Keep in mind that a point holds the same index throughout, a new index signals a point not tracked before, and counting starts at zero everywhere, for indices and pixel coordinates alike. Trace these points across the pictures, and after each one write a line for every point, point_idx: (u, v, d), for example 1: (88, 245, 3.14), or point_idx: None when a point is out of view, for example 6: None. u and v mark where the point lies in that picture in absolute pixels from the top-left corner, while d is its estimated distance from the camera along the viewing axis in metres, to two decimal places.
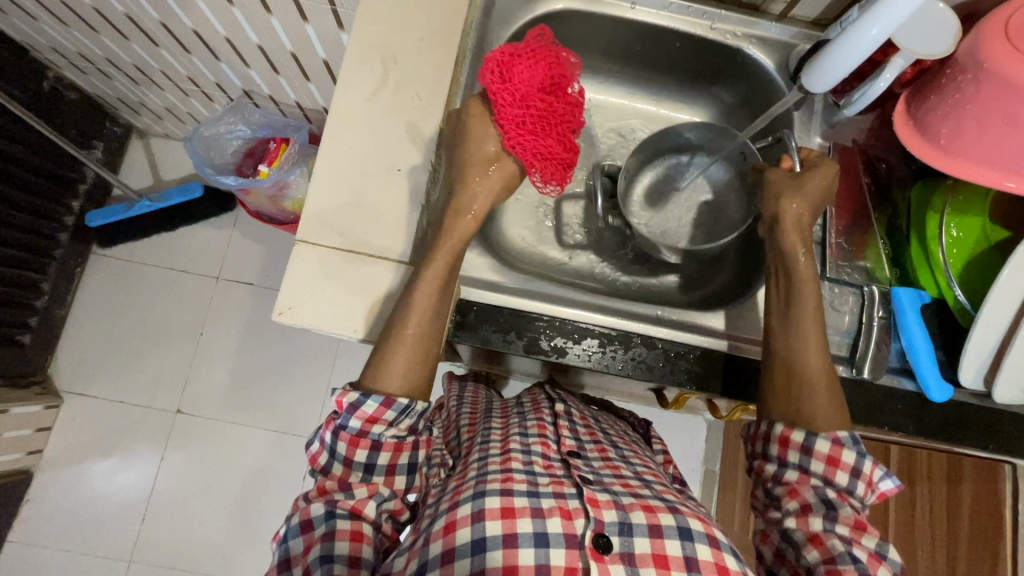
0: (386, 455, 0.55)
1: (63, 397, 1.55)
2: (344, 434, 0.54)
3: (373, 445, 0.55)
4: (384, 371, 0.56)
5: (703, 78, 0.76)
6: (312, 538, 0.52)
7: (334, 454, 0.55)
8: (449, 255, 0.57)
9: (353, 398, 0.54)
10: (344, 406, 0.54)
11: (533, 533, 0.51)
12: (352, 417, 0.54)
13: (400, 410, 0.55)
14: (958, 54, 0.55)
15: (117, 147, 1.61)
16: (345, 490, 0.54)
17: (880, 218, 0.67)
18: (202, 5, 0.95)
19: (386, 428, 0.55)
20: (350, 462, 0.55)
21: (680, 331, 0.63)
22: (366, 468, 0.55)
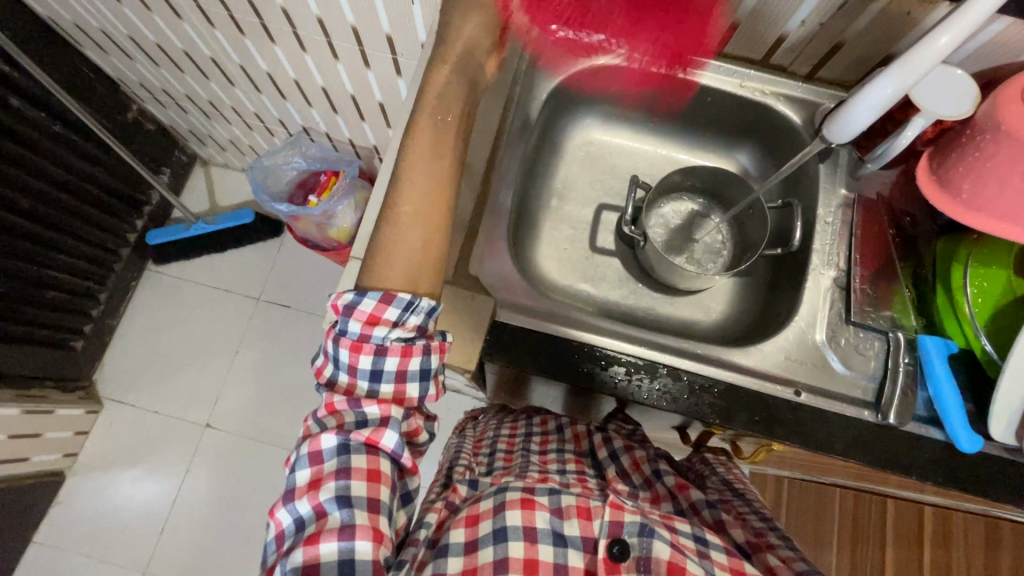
0: (393, 360, 0.54)
1: (103, 403, 1.62)
2: (347, 340, 0.54)
3: (375, 349, 0.54)
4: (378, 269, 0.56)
5: (731, 131, 0.80)
6: (324, 472, 0.52)
7: (338, 364, 0.55)
8: (427, 133, 0.59)
9: (348, 301, 0.54)
10: (340, 309, 0.54)
11: (550, 530, 0.56)
12: (352, 320, 0.54)
13: (404, 305, 0.54)
14: (976, 117, 0.59)
15: (181, 173, 1.75)
16: (355, 410, 0.55)
17: (905, 268, 0.69)
18: (278, 50, 1.06)
19: (390, 330, 0.54)
20: (355, 370, 0.55)
21: (703, 364, 0.65)
22: (372, 375, 0.55)
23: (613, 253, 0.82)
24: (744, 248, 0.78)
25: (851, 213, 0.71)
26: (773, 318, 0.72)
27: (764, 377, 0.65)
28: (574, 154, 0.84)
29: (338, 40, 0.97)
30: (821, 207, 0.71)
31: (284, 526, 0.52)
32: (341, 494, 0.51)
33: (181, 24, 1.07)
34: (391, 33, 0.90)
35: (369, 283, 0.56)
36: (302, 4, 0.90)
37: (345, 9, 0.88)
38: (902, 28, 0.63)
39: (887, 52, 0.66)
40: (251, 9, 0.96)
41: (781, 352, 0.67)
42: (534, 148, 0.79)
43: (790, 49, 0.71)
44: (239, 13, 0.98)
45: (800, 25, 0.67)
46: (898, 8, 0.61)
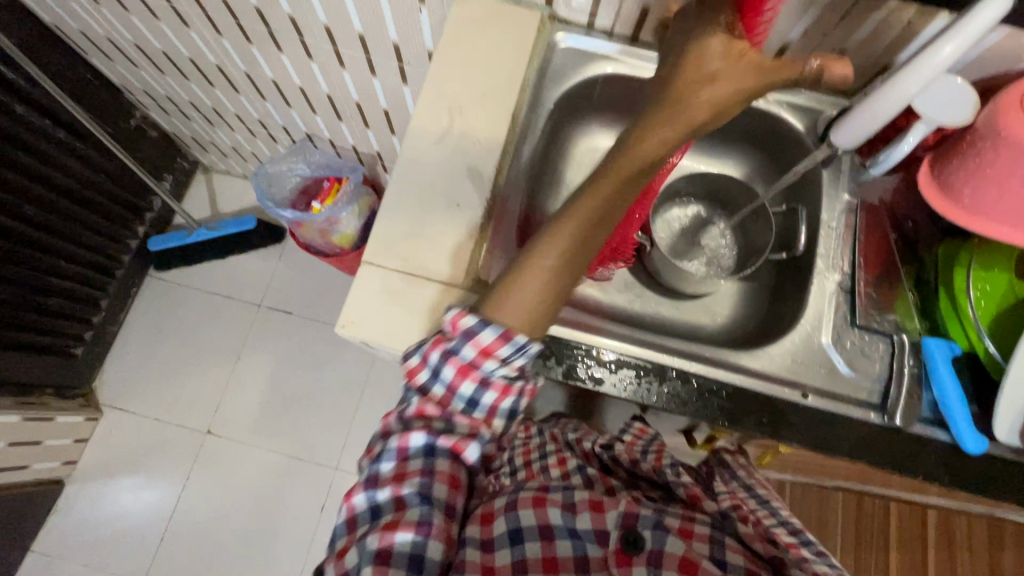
0: (493, 394, 0.55)
1: (103, 410, 1.61)
2: (455, 360, 0.53)
3: (482, 377, 0.54)
4: (506, 309, 0.53)
5: (734, 137, 0.82)
6: (408, 468, 0.55)
7: (435, 375, 0.55)
8: (619, 176, 0.52)
9: (467, 324, 0.53)
10: (460, 328, 0.53)
11: (563, 526, 0.57)
12: (465, 344, 0.53)
13: (517, 347, 0.53)
14: (976, 124, 0.60)
15: (183, 180, 1.76)
16: (445, 419, 0.56)
17: (907, 271, 0.70)
18: (285, 59, 1.07)
19: (499, 364, 0.53)
20: (452, 387, 0.55)
21: (711, 367, 0.66)
22: (468, 402, 0.56)
23: None
24: (749, 252, 0.79)
25: (854, 218, 0.72)
26: (778, 324, 0.73)
27: (772, 380, 0.66)
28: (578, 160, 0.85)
29: (345, 48, 0.98)
30: (825, 211, 0.72)
31: (360, 507, 0.56)
32: (423, 496, 0.55)
33: (188, 32, 1.08)
34: (398, 42, 0.92)
35: (490, 316, 0.53)
36: (310, 12, 0.91)
37: (354, 17, 0.89)
38: (903, 37, 0.64)
39: (889, 60, 0.68)
40: (259, 18, 0.97)
41: (788, 355, 0.67)
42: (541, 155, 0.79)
43: (793, 57, 0.72)
44: (246, 21, 0.99)
45: (803, 34, 0.68)
46: (900, 18, 0.62)
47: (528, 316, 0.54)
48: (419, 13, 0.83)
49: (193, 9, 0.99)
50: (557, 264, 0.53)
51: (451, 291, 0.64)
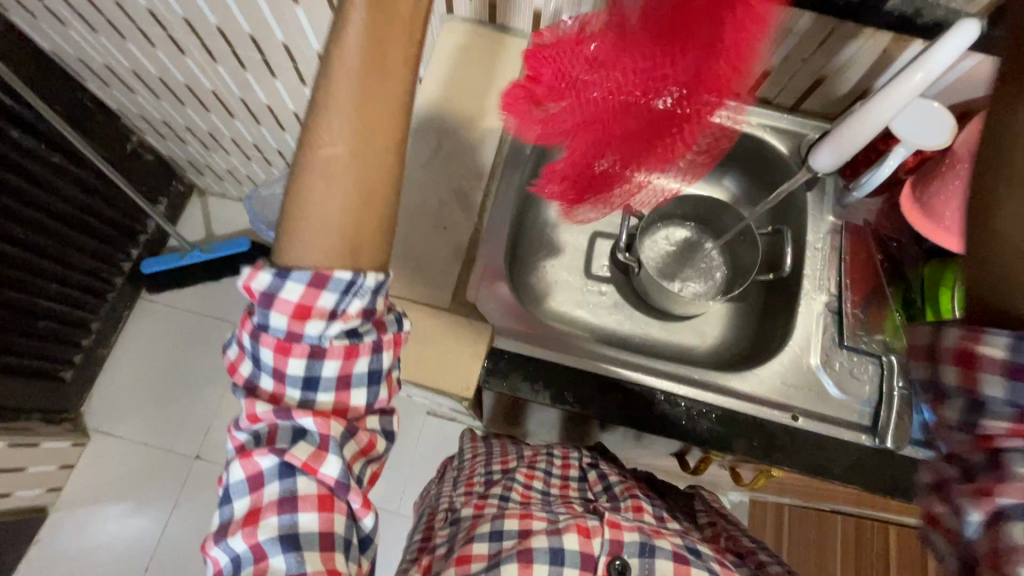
0: (334, 362, 0.42)
1: (90, 436, 1.58)
2: (268, 339, 0.41)
3: (309, 349, 0.42)
4: (298, 241, 0.40)
5: (720, 161, 0.83)
6: (259, 499, 0.42)
7: (259, 363, 0.43)
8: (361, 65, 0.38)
9: (262, 282, 0.40)
10: (256, 295, 0.40)
11: (548, 549, 0.55)
12: (270, 313, 0.40)
13: (341, 287, 0.40)
14: (955, 147, 0.62)
15: (178, 203, 1.76)
16: (281, 418, 0.43)
17: (894, 292, 0.70)
18: (279, 85, 1.10)
19: (326, 323, 0.41)
20: (281, 372, 0.43)
21: (700, 390, 0.65)
22: (306, 381, 0.43)
23: (608, 279, 0.83)
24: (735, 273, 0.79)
25: (839, 239, 0.72)
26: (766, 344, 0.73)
27: (762, 403, 0.65)
28: None
29: None
30: (810, 232, 0.73)
31: (220, 567, 0.42)
32: (286, 533, 0.42)
33: (184, 59, 1.10)
34: None
35: (288, 263, 0.41)
36: (303, 40, 0.93)
37: None
38: (880, 63, 0.66)
39: (868, 85, 0.69)
40: (253, 45, 0.98)
41: (779, 378, 0.67)
42: None
43: (775, 82, 0.73)
44: (241, 48, 1.01)
45: (783, 60, 0.69)
46: (877, 45, 0.63)
47: (333, 242, 0.40)
48: None
49: (189, 37, 1.01)
50: (357, 168, 0.39)
51: (435, 316, 0.64)
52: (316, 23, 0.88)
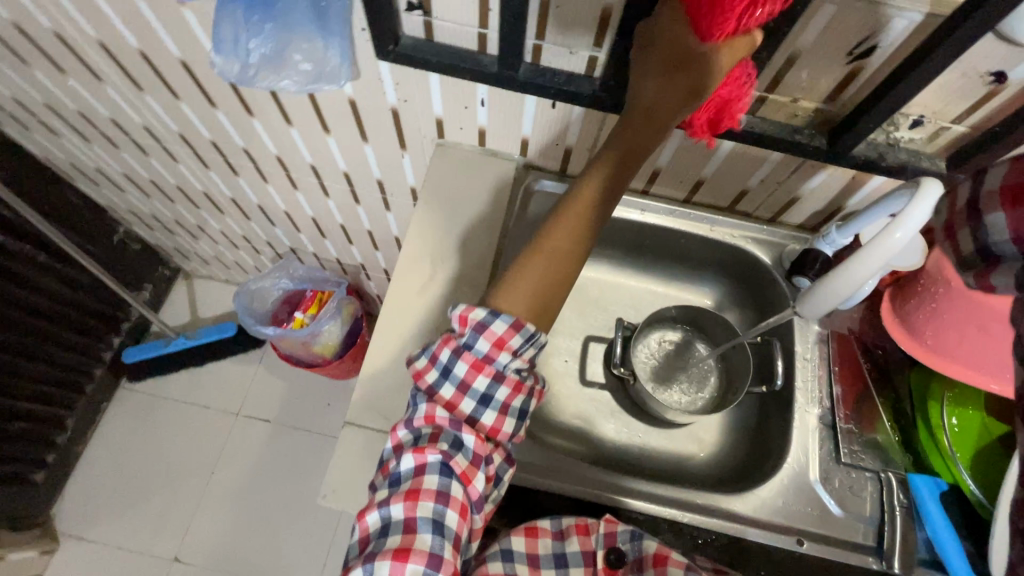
0: (504, 391, 0.56)
1: (60, 540, 1.49)
2: (468, 356, 0.55)
3: (493, 374, 0.55)
4: (514, 299, 0.57)
5: (705, 266, 0.86)
6: (426, 474, 0.52)
7: (447, 375, 0.55)
8: (608, 171, 0.58)
9: (478, 316, 0.55)
10: (469, 324, 0.55)
11: (552, 554, 0.58)
12: (479, 336, 0.55)
13: (527, 336, 0.56)
14: (926, 268, 0.64)
15: (164, 287, 1.75)
16: (455, 426, 0.54)
17: (884, 401, 0.72)
18: (271, 188, 1.12)
19: (509, 359, 0.55)
20: (465, 385, 0.55)
21: (704, 516, 0.64)
22: (481, 399, 0.55)
23: (604, 386, 0.83)
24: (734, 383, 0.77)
25: (827, 348, 0.74)
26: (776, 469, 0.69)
27: (766, 527, 0.65)
28: None
29: (329, 180, 1.02)
30: (799, 342, 0.74)
31: (370, 527, 0.51)
32: (437, 518, 0.50)
33: (177, 166, 1.11)
34: (380, 177, 0.96)
35: (500, 307, 0.57)
36: (296, 153, 0.96)
37: (338, 158, 0.93)
38: (852, 186, 0.69)
39: (838, 204, 0.73)
40: (247, 156, 1.01)
41: (782, 497, 0.67)
42: None
43: (752, 199, 0.77)
44: (235, 159, 1.03)
45: (761, 181, 0.73)
46: (844, 174, 0.67)
47: (532, 303, 0.57)
48: (401, 158, 0.88)
49: (183, 148, 1.03)
50: (562, 251, 0.58)
51: None
52: (309, 140, 0.90)
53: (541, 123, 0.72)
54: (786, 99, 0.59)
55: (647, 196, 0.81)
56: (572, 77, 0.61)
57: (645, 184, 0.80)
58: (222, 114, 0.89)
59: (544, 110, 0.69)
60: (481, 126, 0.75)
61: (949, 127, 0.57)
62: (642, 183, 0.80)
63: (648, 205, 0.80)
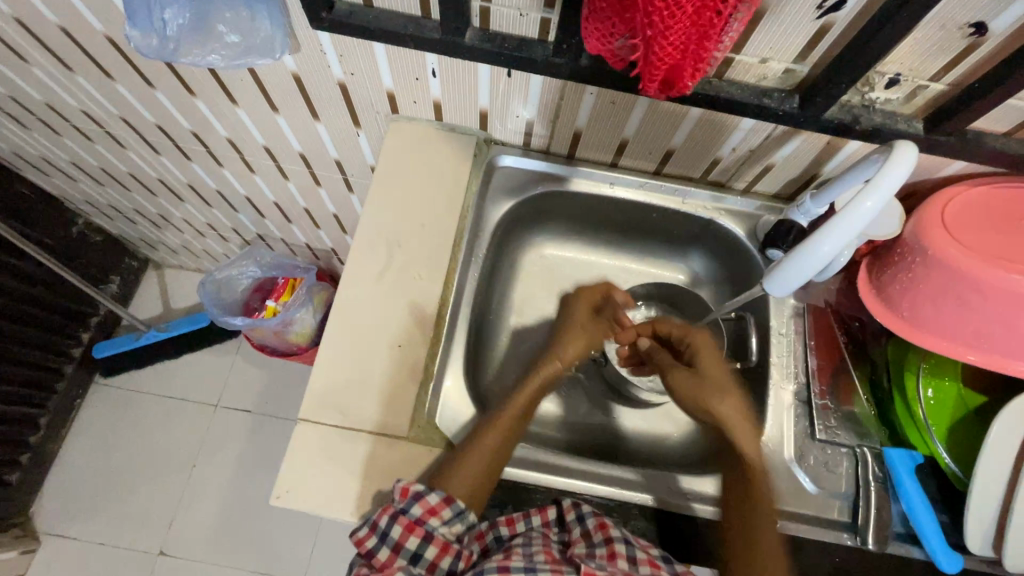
0: (433, 550, 0.55)
1: (41, 539, 1.47)
2: (403, 520, 0.54)
3: (425, 535, 0.55)
4: (455, 475, 0.57)
5: (679, 241, 0.83)
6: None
7: (383, 539, 0.54)
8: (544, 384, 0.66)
9: (415, 487, 0.56)
10: (408, 494, 0.55)
11: None
12: (414, 503, 0.55)
13: (456, 511, 0.56)
14: (905, 235, 0.61)
15: (132, 279, 1.69)
16: None
17: (861, 374, 0.70)
18: (228, 173, 1.06)
19: (440, 525, 0.55)
20: (398, 548, 0.54)
21: (675, 500, 0.63)
22: (412, 558, 0.54)
23: (576, 369, 0.80)
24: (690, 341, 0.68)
25: (803, 322, 0.72)
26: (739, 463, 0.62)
27: None
28: (529, 270, 0.85)
29: (286, 162, 0.97)
30: (774, 317, 0.72)
31: None
32: None
33: (125, 152, 1.05)
34: (339, 158, 0.91)
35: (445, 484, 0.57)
36: (247, 136, 0.90)
37: (292, 139, 0.88)
38: (827, 153, 0.66)
39: (814, 172, 0.69)
40: (196, 139, 0.95)
41: None
42: (489, 275, 0.78)
43: (725, 169, 0.73)
44: (184, 142, 0.97)
45: (732, 149, 0.69)
46: (818, 139, 0.63)
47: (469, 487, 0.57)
48: (357, 136, 0.83)
49: (129, 133, 0.97)
50: (501, 445, 0.60)
51: (394, 445, 0.60)
52: (258, 120, 0.85)
53: (498, 94, 0.67)
54: (754, 60, 0.55)
55: (617, 169, 0.78)
56: (523, 42, 0.56)
57: (613, 156, 0.76)
58: (162, 95, 0.83)
59: (500, 80, 0.64)
60: (436, 99, 0.70)
61: (927, 85, 0.54)
62: (610, 156, 0.76)
63: (618, 177, 0.77)
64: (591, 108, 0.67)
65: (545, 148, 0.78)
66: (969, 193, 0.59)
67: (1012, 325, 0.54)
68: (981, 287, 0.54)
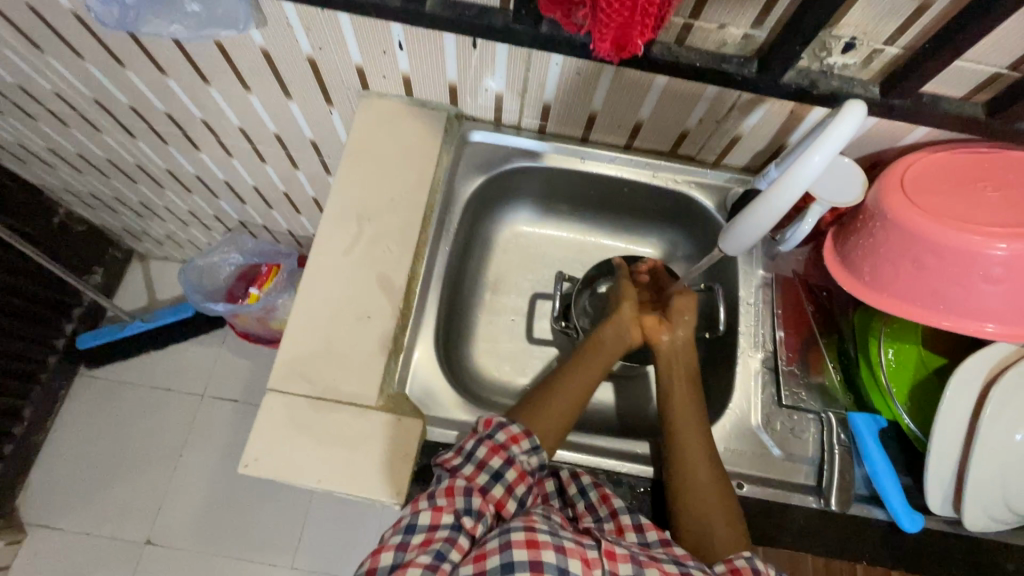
0: (511, 476, 0.56)
1: (27, 530, 1.47)
2: (489, 442, 0.57)
3: (506, 462, 0.56)
4: (535, 414, 0.62)
5: (653, 216, 0.84)
6: (434, 536, 0.50)
7: (469, 458, 0.56)
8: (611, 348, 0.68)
9: (500, 418, 0.59)
10: (492, 426, 0.59)
11: (556, 568, 0.47)
12: (499, 431, 0.58)
13: (532, 445, 0.58)
14: (867, 203, 0.61)
15: (116, 271, 1.68)
16: (466, 497, 0.53)
17: (828, 344, 0.71)
18: (205, 156, 1.06)
19: (520, 455, 0.57)
20: (482, 468, 0.56)
21: (643, 465, 0.65)
22: (493, 479, 0.55)
23: (550, 343, 0.81)
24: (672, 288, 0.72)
25: (770, 292, 0.73)
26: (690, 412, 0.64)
27: None
28: (504, 247, 0.85)
29: (262, 144, 0.97)
30: (742, 288, 0.73)
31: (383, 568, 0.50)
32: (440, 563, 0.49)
33: (101, 137, 1.05)
34: (314, 138, 0.91)
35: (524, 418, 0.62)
36: (222, 117, 0.90)
37: (266, 119, 0.88)
38: (791, 123, 0.66)
39: (780, 142, 0.70)
40: (171, 121, 0.94)
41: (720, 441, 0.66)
42: (462, 250, 0.78)
43: (693, 142, 0.74)
44: (159, 125, 0.97)
45: (699, 120, 0.70)
46: (782, 108, 0.64)
47: (548, 426, 0.61)
48: (330, 114, 0.83)
49: (103, 116, 0.97)
50: (572, 397, 0.64)
51: (361, 414, 0.60)
52: (231, 100, 0.85)
53: (465, 67, 0.68)
54: (713, 25, 0.55)
55: (588, 144, 0.78)
56: (485, 10, 0.57)
57: (583, 131, 0.76)
58: (134, 74, 0.83)
59: (466, 52, 0.65)
60: (405, 73, 0.71)
61: (883, 49, 0.54)
62: (580, 130, 0.76)
63: (589, 151, 0.78)
64: (558, 80, 0.67)
65: (516, 124, 0.78)
66: (930, 158, 0.60)
67: (967, 286, 0.55)
68: (938, 248, 0.54)
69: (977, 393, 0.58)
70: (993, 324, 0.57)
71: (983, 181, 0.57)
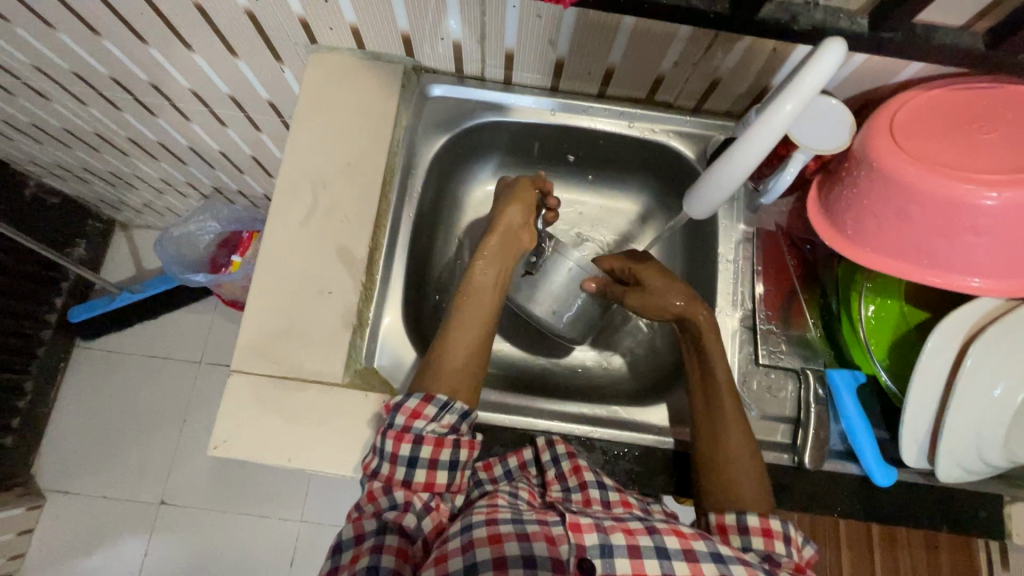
0: (428, 450, 0.55)
1: (46, 496, 1.53)
2: (390, 433, 0.54)
3: (415, 439, 0.55)
4: (431, 376, 0.59)
5: (630, 166, 0.79)
6: (362, 548, 0.53)
7: (382, 455, 0.55)
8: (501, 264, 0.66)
9: (396, 398, 0.57)
10: (390, 408, 0.56)
11: (520, 557, 0.49)
12: (397, 414, 0.55)
13: (441, 406, 0.56)
14: (853, 149, 0.56)
15: (100, 242, 1.65)
16: (389, 497, 0.55)
17: (810, 298, 0.68)
18: (163, 123, 1.00)
19: (428, 424, 0.56)
20: (395, 459, 0.55)
21: (615, 431, 0.65)
22: (411, 463, 0.55)
23: None
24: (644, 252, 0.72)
25: (752, 247, 0.70)
26: (710, 394, 0.61)
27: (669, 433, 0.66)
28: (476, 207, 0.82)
29: (219, 107, 0.91)
30: (721, 244, 0.70)
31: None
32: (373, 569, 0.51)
33: (51, 105, 0.99)
34: (271, 98, 0.85)
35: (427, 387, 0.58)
36: (169, 79, 0.84)
37: (216, 80, 0.82)
38: (775, 62, 0.60)
39: (763, 84, 0.64)
40: (118, 85, 0.89)
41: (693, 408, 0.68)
42: (429, 216, 0.76)
43: (671, 87, 0.68)
44: (107, 90, 0.91)
45: (675, 64, 0.64)
46: (763, 46, 0.58)
47: (455, 381, 0.59)
48: (282, 72, 0.77)
49: (49, 84, 0.91)
50: (473, 332, 0.62)
51: (329, 392, 0.59)
52: (176, 61, 0.79)
53: (416, 14, 0.61)
54: None
55: (558, 94, 0.73)
56: None
57: (552, 80, 0.71)
58: (66, 36, 0.77)
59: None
60: (352, 24, 0.64)
61: None
62: (549, 80, 0.71)
63: (559, 102, 0.73)
64: (516, 24, 0.61)
65: (480, 75, 0.72)
66: (923, 95, 0.55)
67: (953, 240, 0.52)
68: (924, 200, 0.51)
69: (958, 349, 0.56)
70: (978, 278, 0.54)
71: (978, 121, 0.53)
